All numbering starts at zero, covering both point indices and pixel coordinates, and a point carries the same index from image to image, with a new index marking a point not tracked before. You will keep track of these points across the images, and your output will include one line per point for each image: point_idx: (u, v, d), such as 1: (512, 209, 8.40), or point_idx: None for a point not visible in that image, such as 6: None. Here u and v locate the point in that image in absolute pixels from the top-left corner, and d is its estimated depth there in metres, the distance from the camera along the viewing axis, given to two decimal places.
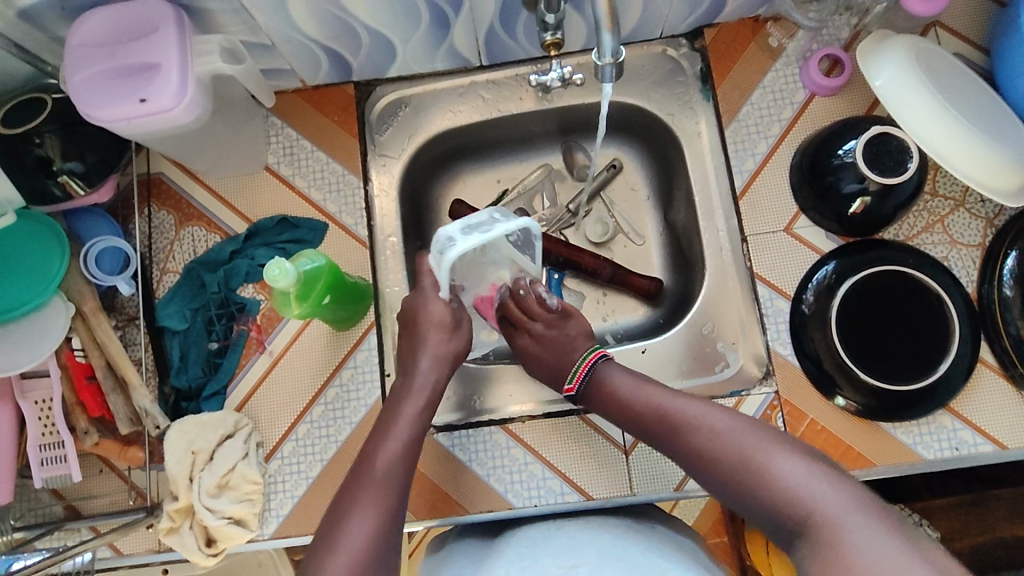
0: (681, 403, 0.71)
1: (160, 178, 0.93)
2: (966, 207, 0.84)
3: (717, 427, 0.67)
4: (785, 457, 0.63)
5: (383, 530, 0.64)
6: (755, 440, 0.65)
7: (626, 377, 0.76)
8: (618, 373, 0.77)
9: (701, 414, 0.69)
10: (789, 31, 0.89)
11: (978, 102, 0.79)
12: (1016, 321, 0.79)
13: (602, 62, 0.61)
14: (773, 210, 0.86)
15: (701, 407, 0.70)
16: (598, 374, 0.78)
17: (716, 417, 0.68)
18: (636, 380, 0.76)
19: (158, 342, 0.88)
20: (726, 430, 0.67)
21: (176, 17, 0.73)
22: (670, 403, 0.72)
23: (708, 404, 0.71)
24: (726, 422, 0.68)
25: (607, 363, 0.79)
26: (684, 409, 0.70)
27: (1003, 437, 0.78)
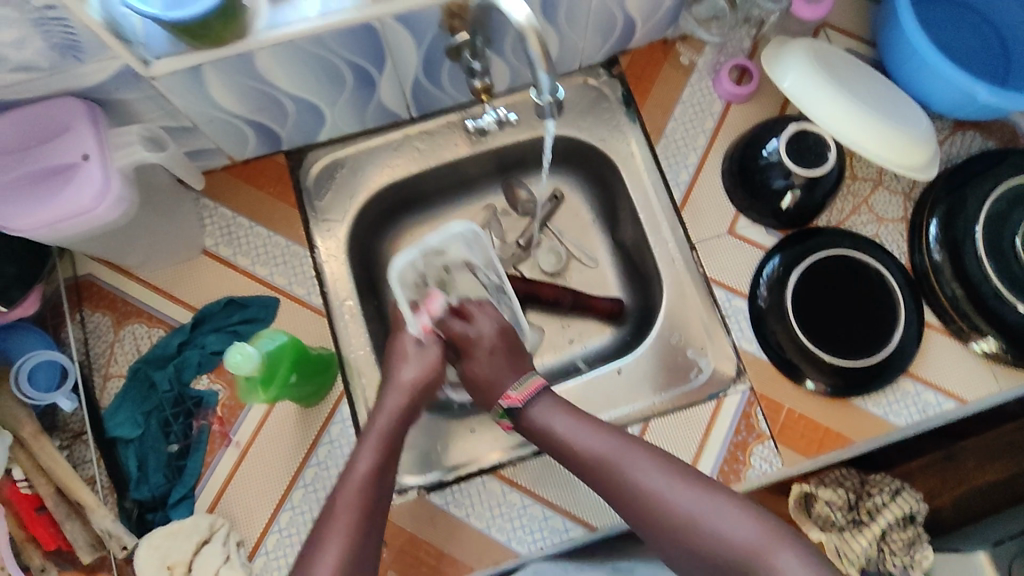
0: (620, 452, 0.69)
1: (90, 279, 0.88)
2: (884, 185, 0.90)
3: (655, 479, 0.67)
4: (716, 504, 0.64)
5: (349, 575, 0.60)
6: (695, 496, 0.65)
7: (564, 419, 0.72)
8: (558, 415, 0.72)
9: (640, 465, 0.68)
10: (697, 48, 0.94)
11: (876, 90, 0.85)
12: (949, 281, 0.84)
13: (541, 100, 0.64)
14: (713, 215, 0.90)
15: (641, 457, 0.68)
16: (529, 423, 0.73)
17: (652, 468, 0.67)
18: (576, 419, 0.72)
19: (112, 454, 0.82)
20: (664, 484, 0.66)
21: (89, 112, 0.69)
22: (609, 450, 0.69)
23: (643, 454, 0.69)
24: (658, 475, 0.67)
25: (544, 401, 0.73)
26: (624, 458, 0.68)
27: (961, 392, 0.83)
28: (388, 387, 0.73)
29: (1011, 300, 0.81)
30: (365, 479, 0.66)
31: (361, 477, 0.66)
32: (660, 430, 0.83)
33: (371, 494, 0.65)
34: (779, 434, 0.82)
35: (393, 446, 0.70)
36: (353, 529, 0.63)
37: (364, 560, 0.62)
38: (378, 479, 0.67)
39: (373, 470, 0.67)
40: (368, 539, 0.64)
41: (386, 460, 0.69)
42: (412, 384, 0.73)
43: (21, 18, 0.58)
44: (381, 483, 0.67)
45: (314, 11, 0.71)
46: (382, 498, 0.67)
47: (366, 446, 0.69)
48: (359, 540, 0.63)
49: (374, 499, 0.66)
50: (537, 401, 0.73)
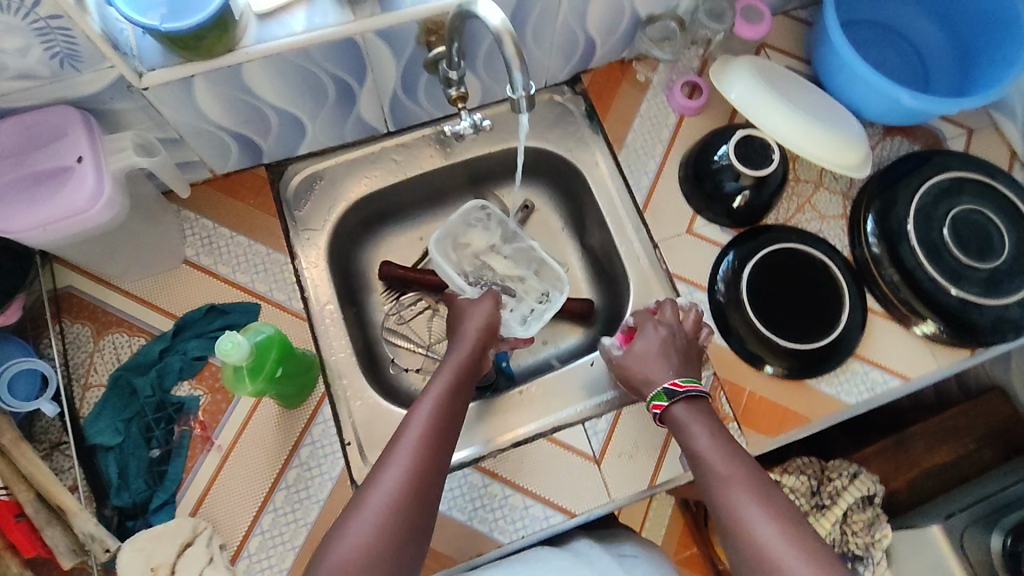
0: (717, 456, 0.72)
1: (70, 291, 0.89)
2: (825, 186, 0.98)
3: (737, 492, 0.68)
4: (768, 524, 0.65)
5: (412, 481, 0.68)
6: (761, 515, 0.66)
7: (691, 411, 0.77)
8: (682, 407, 0.78)
9: (732, 478, 0.70)
10: (651, 66, 1.02)
11: (813, 99, 0.94)
12: (888, 270, 0.92)
13: (517, 96, 0.62)
14: (673, 217, 0.96)
15: (719, 452, 0.72)
16: (676, 422, 0.77)
17: (723, 463, 0.71)
18: (697, 415, 0.76)
19: (92, 462, 0.82)
20: (743, 498, 0.68)
21: (83, 119, 0.72)
22: (708, 454, 0.72)
23: (736, 466, 0.71)
24: (744, 490, 0.68)
25: (689, 403, 0.78)
26: (721, 464, 0.71)
27: (906, 370, 0.90)
28: (457, 336, 0.86)
29: (942, 283, 0.90)
30: (428, 412, 0.74)
31: (429, 406, 0.75)
32: (631, 417, 0.87)
33: (440, 420, 0.74)
34: (742, 416, 0.87)
35: (459, 386, 0.79)
36: (417, 452, 0.70)
37: (430, 476, 0.69)
38: (446, 405, 0.76)
39: (438, 400, 0.76)
40: (433, 462, 0.70)
41: (447, 398, 0.76)
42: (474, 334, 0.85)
43: (25, 27, 0.61)
44: (447, 413, 0.75)
45: (299, 25, 0.76)
46: (446, 431, 0.73)
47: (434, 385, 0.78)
48: (420, 462, 0.69)
49: (437, 430, 0.73)
50: (684, 402, 0.78)
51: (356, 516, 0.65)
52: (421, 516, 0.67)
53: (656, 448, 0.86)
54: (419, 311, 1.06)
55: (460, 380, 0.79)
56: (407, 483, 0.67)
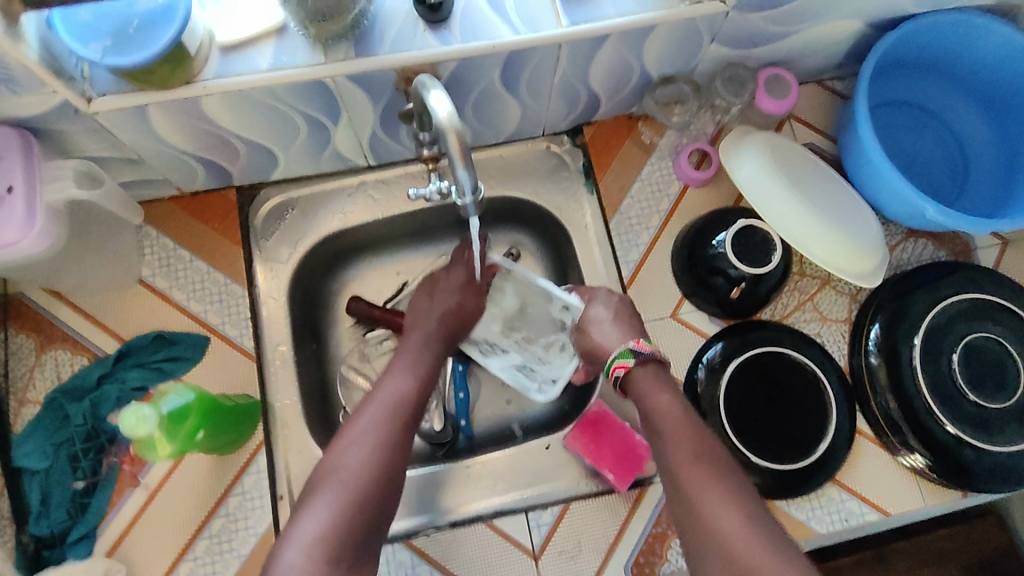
0: (702, 473, 0.64)
1: (19, 298, 0.86)
2: (832, 285, 0.90)
3: (729, 516, 0.61)
4: (770, 557, 0.58)
5: (377, 453, 0.66)
6: (757, 544, 0.59)
7: (671, 403, 0.70)
8: (662, 398, 0.71)
9: (722, 497, 0.62)
10: (659, 130, 0.94)
11: (831, 191, 0.87)
12: (883, 390, 0.83)
13: (463, 199, 0.56)
14: (658, 298, 0.89)
15: (690, 451, 0.66)
16: (640, 384, 0.73)
17: (697, 469, 0.65)
18: (677, 412, 0.69)
19: (16, 484, 0.80)
20: (708, 494, 0.63)
21: (22, 144, 0.68)
22: (696, 471, 0.65)
23: (713, 474, 0.64)
24: (736, 515, 0.61)
25: (656, 368, 0.74)
26: (706, 484, 0.63)
27: (886, 504, 0.83)
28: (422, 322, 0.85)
29: (941, 418, 0.81)
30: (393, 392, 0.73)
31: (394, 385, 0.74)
32: (580, 513, 0.82)
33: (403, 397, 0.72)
34: None
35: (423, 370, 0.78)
36: (382, 427, 0.68)
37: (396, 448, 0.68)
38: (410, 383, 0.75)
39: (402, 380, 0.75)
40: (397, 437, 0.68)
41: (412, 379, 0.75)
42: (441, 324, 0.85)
43: None
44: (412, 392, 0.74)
45: (265, 62, 0.69)
46: (408, 408, 0.72)
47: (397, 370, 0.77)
48: (385, 436, 0.67)
49: (398, 408, 0.71)
50: (650, 365, 0.74)
51: (324, 482, 0.63)
52: (388, 489, 0.65)
53: (601, 551, 0.80)
54: (383, 352, 0.98)
55: (423, 364, 0.78)
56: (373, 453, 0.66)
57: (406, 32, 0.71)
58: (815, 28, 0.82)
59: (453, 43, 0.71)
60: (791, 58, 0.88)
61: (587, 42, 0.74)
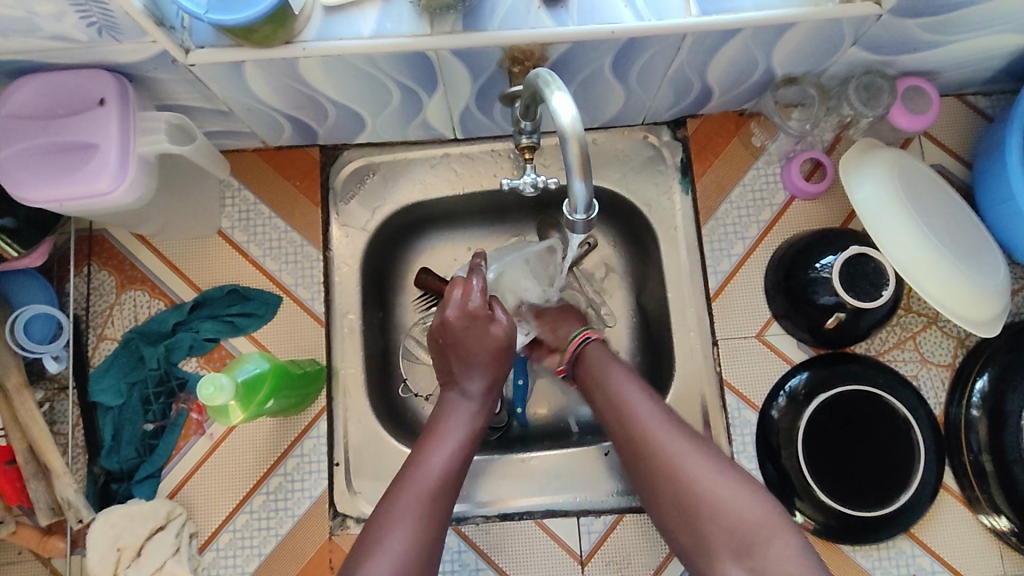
0: (664, 430, 0.67)
1: (103, 235, 0.87)
2: (939, 325, 0.83)
3: (697, 466, 0.64)
4: (743, 498, 0.62)
5: (418, 550, 0.63)
6: (724, 482, 0.63)
7: (621, 370, 0.74)
8: (611, 364, 0.75)
9: (679, 443, 0.66)
10: (770, 131, 0.87)
11: (959, 226, 0.79)
12: (979, 447, 0.77)
13: (574, 217, 0.55)
14: (745, 316, 0.84)
15: (651, 423, 0.68)
16: (590, 356, 0.76)
17: (669, 436, 0.67)
18: (630, 381, 0.72)
19: (91, 417, 0.82)
20: (670, 445, 0.66)
21: (118, 91, 0.66)
22: (648, 424, 0.68)
23: (679, 432, 0.67)
24: (698, 460, 0.65)
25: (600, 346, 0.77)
26: (666, 436, 0.67)
27: (961, 567, 0.78)
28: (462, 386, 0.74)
29: None
30: (434, 479, 0.67)
31: (437, 468, 0.68)
32: (632, 525, 0.81)
33: (443, 487, 0.67)
34: None
35: (465, 451, 0.71)
36: (420, 522, 0.64)
37: (433, 540, 0.65)
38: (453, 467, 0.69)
39: (447, 462, 0.69)
40: (432, 536, 0.65)
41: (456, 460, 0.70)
42: (483, 389, 0.74)
43: None
44: (451, 479, 0.68)
45: (368, 28, 0.65)
46: (448, 497, 0.68)
47: (438, 448, 0.70)
48: (424, 530, 0.64)
49: (437, 498, 0.66)
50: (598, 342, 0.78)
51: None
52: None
53: (651, 566, 0.80)
54: None
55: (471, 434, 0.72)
56: (416, 548, 0.63)
57: (520, 9, 0.66)
58: (975, 40, 0.73)
59: (569, 25, 0.65)
60: (937, 69, 0.79)
61: (715, 35, 0.67)
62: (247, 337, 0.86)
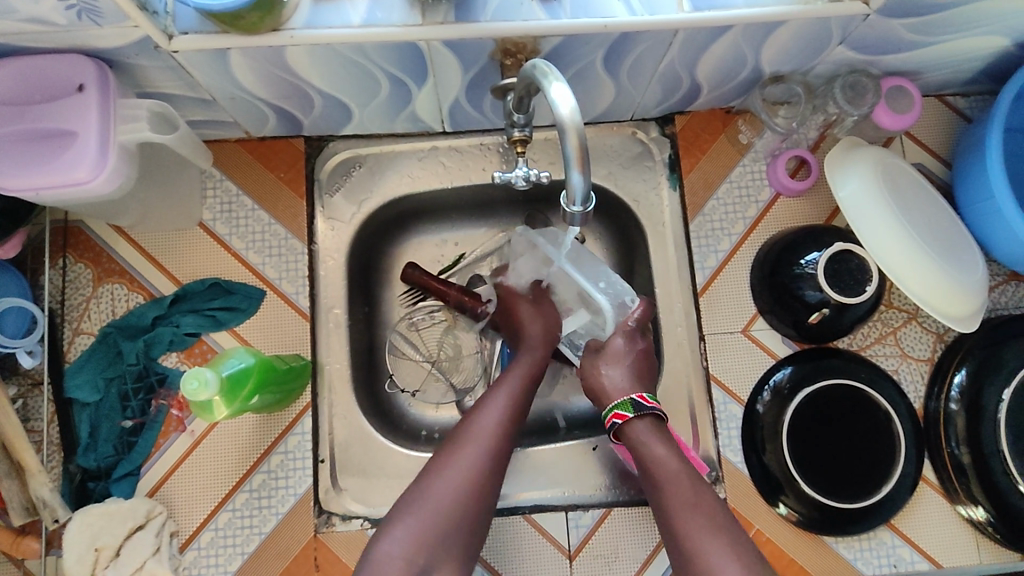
0: (705, 531, 0.64)
1: (79, 226, 0.84)
2: (919, 321, 0.85)
3: (729, 569, 0.60)
4: None
5: (463, 505, 0.66)
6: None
7: (669, 454, 0.69)
8: (659, 448, 0.70)
9: (715, 543, 0.63)
10: (757, 128, 0.88)
11: (939, 223, 0.80)
12: (957, 439, 0.79)
13: (571, 209, 0.55)
14: (731, 311, 0.85)
15: (695, 522, 0.64)
16: (635, 435, 0.71)
17: (710, 538, 0.63)
18: (677, 466, 0.68)
19: (66, 414, 0.80)
20: (711, 549, 0.62)
21: (99, 77, 0.64)
22: (694, 522, 0.64)
23: (722, 534, 0.63)
24: (733, 565, 0.61)
25: (655, 423, 0.72)
26: (707, 536, 0.63)
27: (939, 556, 0.80)
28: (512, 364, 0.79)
29: (1016, 478, 0.76)
30: (478, 456, 0.69)
31: (478, 441, 0.70)
32: (620, 519, 0.81)
33: (495, 445, 0.70)
34: None
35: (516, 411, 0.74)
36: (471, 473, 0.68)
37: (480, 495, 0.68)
38: (504, 428, 0.72)
39: (487, 438, 0.71)
40: (475, 501, 0.67)
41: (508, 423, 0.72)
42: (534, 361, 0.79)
43: None
44: (502, 438, 0.71)
45: (358, 17, 0.64)
46: (503, 452, 0.71)
47: (483, 415, 0.73)
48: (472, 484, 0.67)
49: (494, 453, 0.70)
50: (649, 420, 0.72)
51: (381, 548, 0.63)
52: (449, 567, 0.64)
53: (638, 560, 0.80)
54: (433, 323, 0.94)
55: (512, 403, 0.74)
56: (463, 499, 0.66)
57: (513, 2, 0.65)
58: (956, 41, 0.74)
59: (562, 17, 0.65)
60: (920, 69, 0.80)
61: (705, 32, 0.67)
62: (230, 332, 0.84)
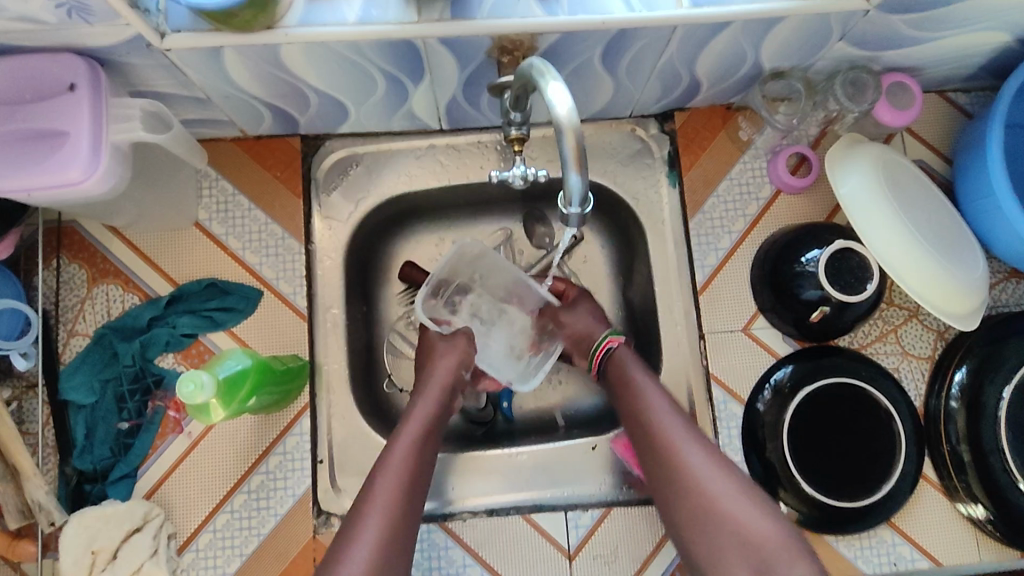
0: (688, 440, 0.67)
1: (73, 227, 0.84)
2: (919, 318, 0.84)
3: (719, 484, 0.64)
4: (760, 513, 0.61)
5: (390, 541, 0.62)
6: (744, 501, 0.62)
7: (649, 378, 0.74)
8: (642, 371, 0.75)
9: (697, 451, 0.66)
10: (757, 125, 0.87)
11: (940, 220, 0.80)
12: (958, 437, 0.79)
13: (568, 211, 0.54)
14: (731, 309, 0.85)
15: (680, 434, 0.68)
16: (619, 361, 0.77)
17: (696, 449, 0.67)
18: (655, 386, 0.73)
19: (62, 416, 0.79)
20: (697, 457, 0.66)
21: (91, 77, 0.63)
22: (680, 434, 0.68)
23: (704, 444, 0.67)
24: (725, 478, 0.64)
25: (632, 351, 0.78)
26: (690, 445, 0.67)
27: (940, 554, 0.80)
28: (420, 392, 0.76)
29: (1016, 475, 0.76)
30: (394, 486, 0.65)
31: (392, 483, 0.66)
32: (621, 518, 0.81)
33: (411, 470, 0.67)
34: None
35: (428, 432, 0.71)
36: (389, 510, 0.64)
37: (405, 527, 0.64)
38: (420, 451, 0.69)
39: (403, 465, 0.67)
40: (400, 537, 0.63)
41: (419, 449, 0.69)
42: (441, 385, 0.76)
43: None
44: (416, 461, 0.68)
45: (353, 15, 0.63)
46: (422, 474, 0.68)
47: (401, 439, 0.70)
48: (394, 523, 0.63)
49: (413, 481, 0.67)
50: (627, 349, 0.78)
51: None
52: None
53: (638, 559, 0.80)
54: None
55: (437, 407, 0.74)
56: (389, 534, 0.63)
57: None
58: (958, 37, 0.73)
59: (560, 14, 0.64)
60: (921, 64, 0.80)
61: (704, 28, 0.66)
62: (226, 333, 0.83)
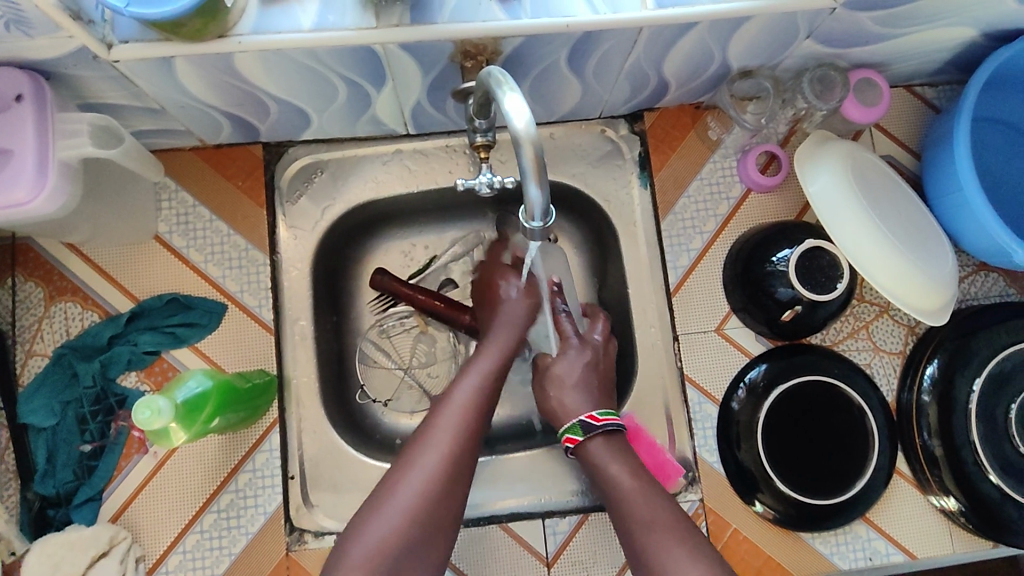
0: (667, 539, 0.63)
1: (28, 244, 0.81)
2: (890, 314, 0.85)
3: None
4: None
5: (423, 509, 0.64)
6: None
7: (625, 470, 0.68)
8: (614, 461, 0.69)
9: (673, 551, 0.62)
10: (726, 125, 0.87)
11: (909, 217, 0.80)
12: (930, 431, 0.79)
13: (531, 224, 0.53)
14: (704, 310, 0.84)
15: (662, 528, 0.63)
16: (591, 455, 0.70)
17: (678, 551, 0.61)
18: (631, 477, 0.67)
19: (22, 440, 0.77)
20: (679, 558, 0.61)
21: (35, 91, 0.61)
22: (657, 533, 0.63)
23: (685, 542, 0.62)
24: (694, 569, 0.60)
25: (606, 440, 0.70)
26: (669, 544, 0.62)
27: (914, 547, 0.81)
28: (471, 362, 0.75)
29: (985, 466, 0.77)
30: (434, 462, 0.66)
31: (432, 461, 0.66)
32: (598, 523, 0.80)
33: (453, 447, 0.68)
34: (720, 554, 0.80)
35: (478, 410, 0.71)
36: (427, 480, 0.65)
37: (443, 501, 0.65)
38: (465, 425, 0.69)
39: (445, 442, 0.68)
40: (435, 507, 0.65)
41: (467, 425, 0.69)
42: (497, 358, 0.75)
43: None
44: (463, 438, 0.68)
45: (308, 21, 0.61)
46: (467, 451, 0.68)
47: (443, 416, 0.70)
48: (429, 491, 0.65)
49: (455, 457, 0.67)
50: (600, 437, 0.70)
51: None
52: (435, 545, 0.64)
53: (616, 563, 0.79)
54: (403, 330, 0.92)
55: (487, 393, 0.73)
56: (418, 509, 0.64)
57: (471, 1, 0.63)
58: (922, 33, 0.73)
59: (522, 17, 0.62)
60: (887, 61, 0.80)
61: (671, 28, 0.65)
62: (191, 348, 0.81)
